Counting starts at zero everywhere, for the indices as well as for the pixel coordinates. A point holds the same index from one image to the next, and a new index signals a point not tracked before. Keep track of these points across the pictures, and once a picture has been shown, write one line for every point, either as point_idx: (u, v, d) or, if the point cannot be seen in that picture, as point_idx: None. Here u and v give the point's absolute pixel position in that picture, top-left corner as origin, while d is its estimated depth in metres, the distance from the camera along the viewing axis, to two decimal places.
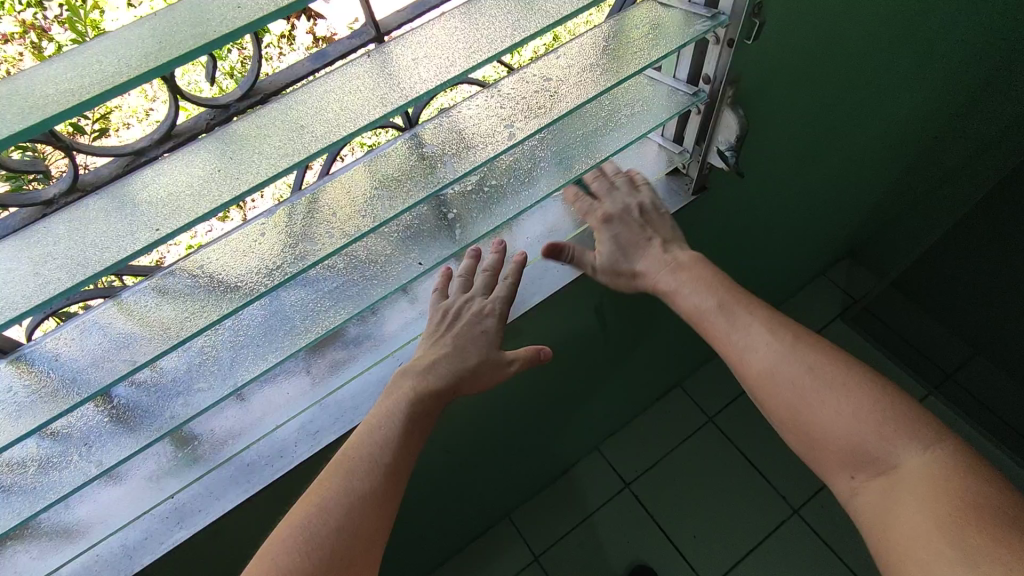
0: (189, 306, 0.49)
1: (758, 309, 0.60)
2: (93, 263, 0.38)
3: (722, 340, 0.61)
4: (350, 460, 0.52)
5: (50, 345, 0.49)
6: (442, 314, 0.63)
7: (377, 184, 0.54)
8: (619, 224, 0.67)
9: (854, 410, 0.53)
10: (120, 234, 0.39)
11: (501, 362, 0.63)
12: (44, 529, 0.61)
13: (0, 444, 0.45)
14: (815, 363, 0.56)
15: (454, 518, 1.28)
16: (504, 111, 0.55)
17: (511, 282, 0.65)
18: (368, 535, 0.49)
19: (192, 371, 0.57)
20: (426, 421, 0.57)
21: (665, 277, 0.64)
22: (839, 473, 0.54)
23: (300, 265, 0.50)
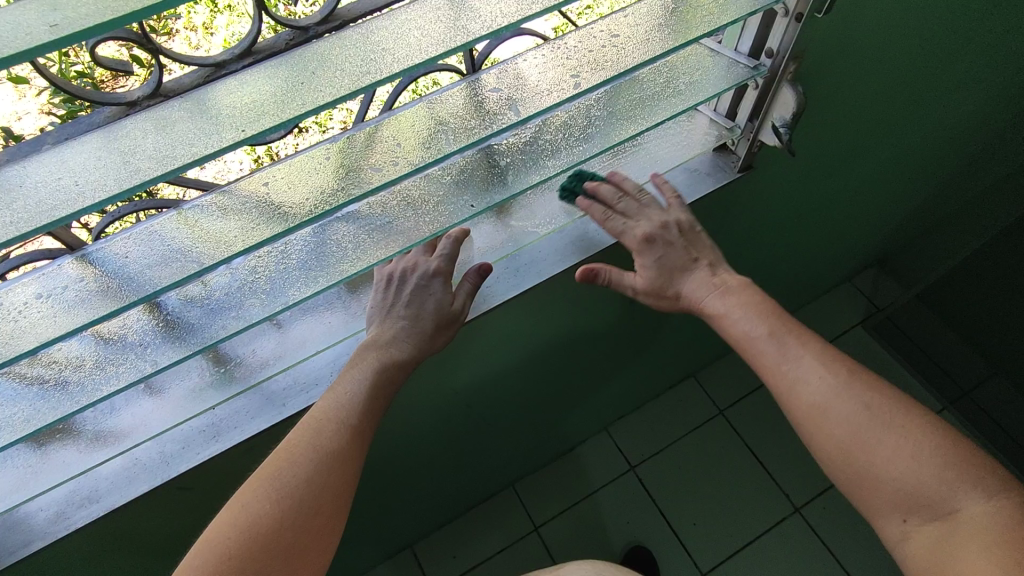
0: (252, 220, 0.51)
1: (811, 342, 0.62)
2: (180, 156, 0.40)
3: (773, 371, 0.62)
4: (316, 421, 0.55)
5: (116, 247, 0.51)
6: (387, 281, 0.65)
7: (441, 122, 0.56)
8: (663, 244, 0.67)
9: (918, 452, 0.55)
10: (206, 132, 0.41)
11: (456, 317, 0.64)
12: (96, 426, 0.64)
13: (68, 329, 0.48)
14: (870, 401, 0.58)
15: (461, 478, 1.31)
16: (569, 61, 0.56)
17: (453, 240, 0.65)
18: (339, 486, 0.53)
19: (242, 289, 0.59)
20: (389, 388, 0.60)
21: (714, 300, 0.66)
22: (889, 516, 0.56)
23: (366, 188, 0.52)
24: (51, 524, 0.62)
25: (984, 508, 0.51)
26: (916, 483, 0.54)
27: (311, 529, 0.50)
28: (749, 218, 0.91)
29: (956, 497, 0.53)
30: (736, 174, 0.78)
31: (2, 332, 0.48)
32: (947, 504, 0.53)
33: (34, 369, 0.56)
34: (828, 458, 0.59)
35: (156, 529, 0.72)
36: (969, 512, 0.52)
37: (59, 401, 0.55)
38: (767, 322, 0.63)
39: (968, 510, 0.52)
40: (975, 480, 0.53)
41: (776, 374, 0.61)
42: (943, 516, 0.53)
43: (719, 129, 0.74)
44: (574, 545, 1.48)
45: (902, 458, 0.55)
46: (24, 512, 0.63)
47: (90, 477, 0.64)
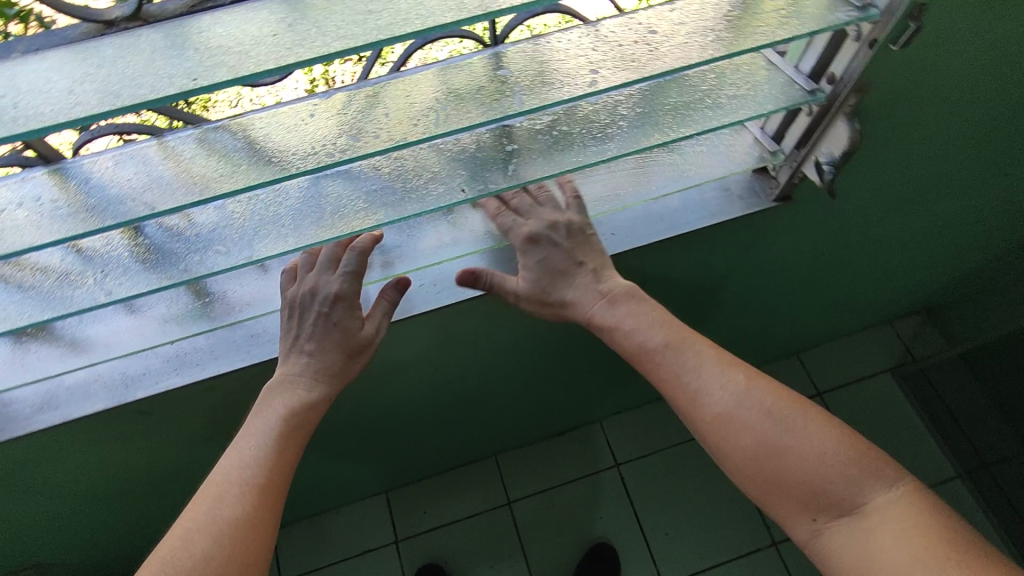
0: (224, 166, 0.49)
1: (707, 353, 0.64)
2: (124, 97, 0.37)
3: (675, 385, 0.63)
4: (217, 489, 0.57)
5: (87, 166, 0.50)
6: (291, 307, 0.64)
7: (444, 95, 0.51)
8: (547, 246, 0.66)
9: (825, 452, 0.59)
10: (160, 74, 0.38)
11: (369, 341, 0.66)
12: (66, 335, 0.64)
13: (21, 246, 0.47)
14: (771, 406, 0.61)
15: (447, 436, 1.38)
16: (594, 54, 0.50)
17: (360, 253, 0.63)
18: (250, 536, 0.55)
19: (217, 231, 0.58)
20: (307, 416, 0.63)
21: (604, 311, 0.67)
22: (801, 516, 0.59)
23: (341, 156, 0.49)
24: (13, 420, 0.64)
25: (887, 499, 0.57)
26: (821, 482, 0.58)
27: (245, 553, 0.54)
28: (781, 248, 0.85)
29: (860, 492, 0.58)
30: (771, 202, 0.71)
31: None
32: (855, 499, 0.58)
33: (12, 271, 0.58)
34: (743, 466, 0.61)
35: (122, 443, 0.74)
36: (874, 505, 0.57)
37: (24, 307, 0.56)
38: (664, 333, 0.65)
39: (874, 502, 0.57)
40: (875, 472, 0.58)
41: (678, 385, 0.63)
42: (852, 510, 0.57)
43: (761, 150, 0.67)
44: (542, 525, 1.55)
45: (811, 460, 0.59)
46: None
47: (57, 383, 0.65)
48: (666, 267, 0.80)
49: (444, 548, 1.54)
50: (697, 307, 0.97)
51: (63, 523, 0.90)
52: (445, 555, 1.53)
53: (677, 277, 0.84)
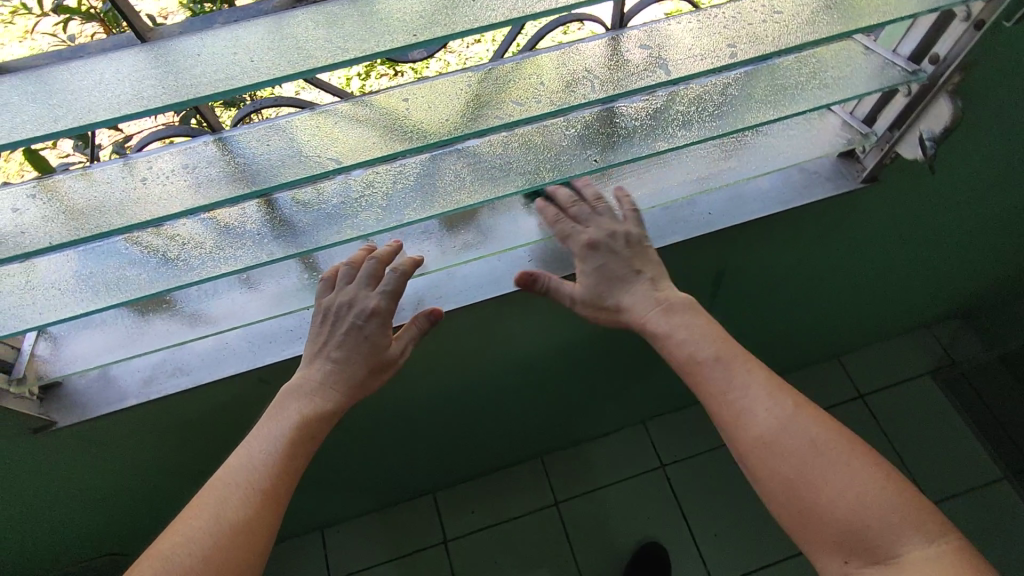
0: (394, 129, 0.53)
1: (759, 371, 0.57)
2: (354, 51, 0.41)
3: (717, 397, 0.57)
4: (222, 486, 0.57)
5: (249, 136, 0.54)
6: (324, 317, 0.64)
7: (589, 69, 0.55)
8: (606, 252, 0.64)
9: (862, 492, 0.52)
10: (381, 33, 0.41)
11: (392, 362, 0.67)
12: (188, 307, 0.67)
13: (208, 202, 0.51)
14: (817, 437, 0.54)
15: (498, 433, 1.39)
16: (725, 31, 0.54)
17: (400, 275, 0.65)
18: (242, 543, 0.55)
19: (361, 200, 0.61)
20: (310, 443, 0.62)
21: (656, 319, 0.61)
22: (829, 556, 0.52)
23: (508, 118, 0.53)
24: (143, 387, 0.66)
25: (922, 553, 0.49)
26: (859, 523, 0.51)
27: None
28: (851, 236, 0.87)
29: (897, 542, 0.50)
30: (858, 183, 0.74)
31: (140, 197, 0.51)
32: (890, 548, 0.50)
33: (152, 239, 0.60)
34: (773, 494, 0.54)
35: (221, 417, 0.76)
36: (909, 556, 0.50)
37: (170, 274, 0.58)
38: (717, 345, 0.59)
39: (908, 554, 0.50)
40: (916, 523, 0.51)
41: (723, 403, 0.57)
42: (883, 560, 0.50)
43: (852, 133, 0.70)
44: (591, 527, 1.54)
45: (850, 495, 0.52)
46: (116, 373, 0.67)
47: (180, 351, 0.68)
48: (741, 250, 0.82)
49: (493, 548, 1.53)
50: (760, 295, 0.98)
51: (134, 506, 0.90)
52: (495, 555, 1.53)
53: (749, 262, 0.86)
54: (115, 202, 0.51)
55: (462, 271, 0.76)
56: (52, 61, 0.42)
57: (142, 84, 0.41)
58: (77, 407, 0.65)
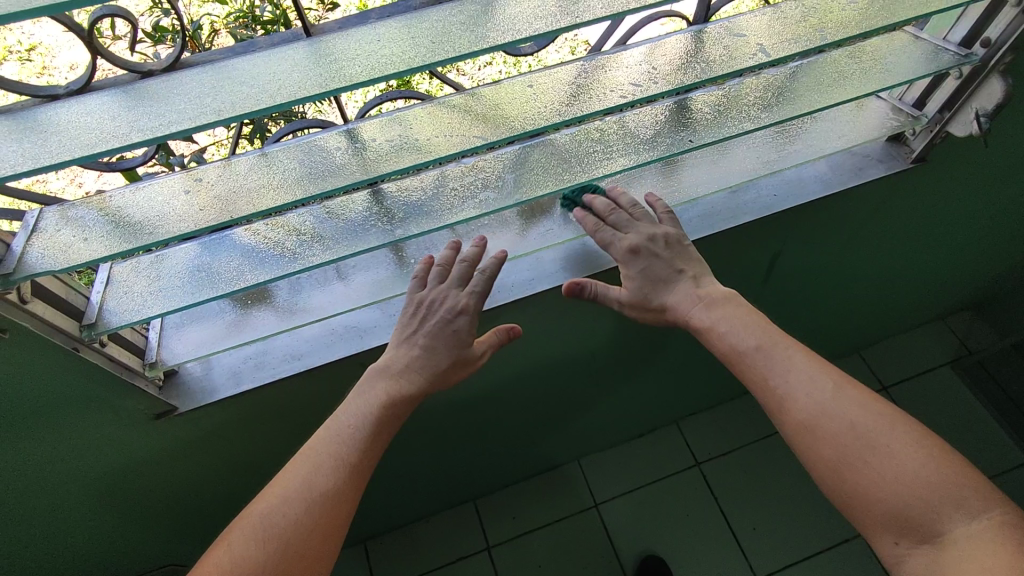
0: (520, 112, 0.56)
1: (806, 359, 0.59)
2: (521, 30, 0.44)
3: (764, 389, 0.59)
4: (313, 455, 0.55)
5: (364, 130, 0.55)
6: (414, 308, 0.62)
7: (690, 55, 0.58)
8: (648, 255, 0.65)
9: (900, 471, 0.52)
10: (541, 15, 0.44)
11: (473, 361, 0.62)
12: (291, 296, 0.69)
13: (345, 184, 0.52)
14: (857, 420, 0.55)
15: (535, 436, 1.34)
16: (811, 18, 0.58)
17: (487, 276, 0.62)
18: (325, 518, 0.52)
19: (472, 184, 0.63)
20: (394, 422, 0.59)
21: (699, 313, 0.63)
22: (882, 535, 0.52)
23: (627, 98, 0.56)
24: (230, 379, 0.69)
25: (974, 531, 0.49)
26: (903, 504, 0.51)
27: (305, 553, 0.50)
28: (890, 215, 0.91)
29: (942, 521, 0.50)
30: (908, 164, 0.80)
31: (274, 184, 0.52)
32: (935, 527, 0.50)
33: (264, 231, 0.61)
34: (823, 476, 0.55)
35: (291, 407, 0.75)
36: (959, 536, 0.49)
37: (282, 264, 0.59)
38: (757, 335, 0.60)
39: (957, 534, 0.49)
40: (960, 498, 0.50)
41: (766, 390, 0.59)
42: (932, 539, 0.50)
43: (903, 116, 0.76)
44: (634, 526, 1.47)
45: (888, 478, 0.52)
46: (207, 367, 0.69)
47: (268, 344, 0.70)
48: (793, 228, 0.85)
49: (534, 554, 1.46)
50: (804, 276, 1.00)
51: (194, 507, 0.88)
52: (538, 559, 1.45)
53: (797, 241, 0.89)
54: (248, 191, 0.51)
55: (546, 255, 0.79)
56: (230, 54, 0.46)
57: (309, 73, 0.43)
58: (195, 391, 0.68)
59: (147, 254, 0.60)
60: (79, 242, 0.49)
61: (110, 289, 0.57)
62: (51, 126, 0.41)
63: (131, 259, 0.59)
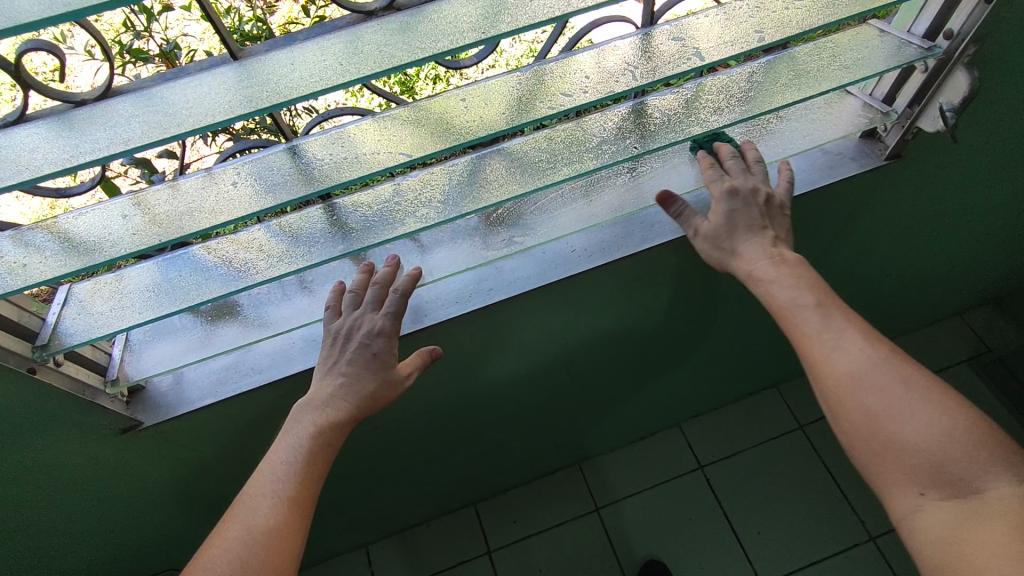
0: (452, 125, 0.55)
1: (857, 321, 0.56)
2: (426, 49, 0.44)
3: (806, 339, 0.56)
4: (251, 498, 0.55)
5: (302, 148, 0.55)
6: (334, 337, 0.62)
7: (629, 61, 0.57)
8: (740, 202, 0.62)
9: (950, 428, 0.51)
10: (450, 32, 0.45)
11: (401, 382, 0.63)
12: (252, 310, 0.70)
13: (275, 204, 0.52)
14: (910, 375, 0.53)
15: (530, 442, 1.32)
16: (752, 19, 0.57)
17: (400, 294, 0.63)
18: (275, 554, 0.52)
19: (419, 196, 0.63)
20: (328, 451, 0.59)
21: (765, 266, 0.59)
22: (906, 488, 0.51)
23: (555, 108, 0.55)
24: (197, 392, 0.70)
25: (1013, 489, 0.48)
26: (941, 458, 0.50)
27: None
28: (877, 209, 0.87)
29: (982, 477, 0.49)
30: (882, 161, 0.77)
31: (207, 205, 0.53)
32: (973, 483, 0.49)
33: (218, 247, 0.62)
34: (854, 430, 0.54)
35: (260, 417, 0.76)
36: (995, 491, 0.48)
37: (230, 280, 0.60)
38: (817, 294, 0.57)
39: (994, 490, 0.48)
40: (1008, 461, 0.49)
41: (809, 341, 0.56)
42: (966, 494, 0.49)
43: (873, 113, 0.73)
44: (635, 531, 1.45)
45: (934, 430, 0.51)
46: (176, 379, 0.71)
47: (235, 357, 0.72)
48: None
49: (535, 558, 1.44)
50: None
51: (177, 514, 0.90)
52: (539, 564, 1.43)
53: None
54: (184, 213, 0.53)
55: (509, 264, 0.79)
56: (158, 81, 0.46)
57: (222, 99, 0.44)
58: (160, 406, 0.69)
59: (106, 274, 0.61)
60: (23, 265, 0.51)
61: (67, 308, 0.59)
62: None
63: (90, 278, 0.61)
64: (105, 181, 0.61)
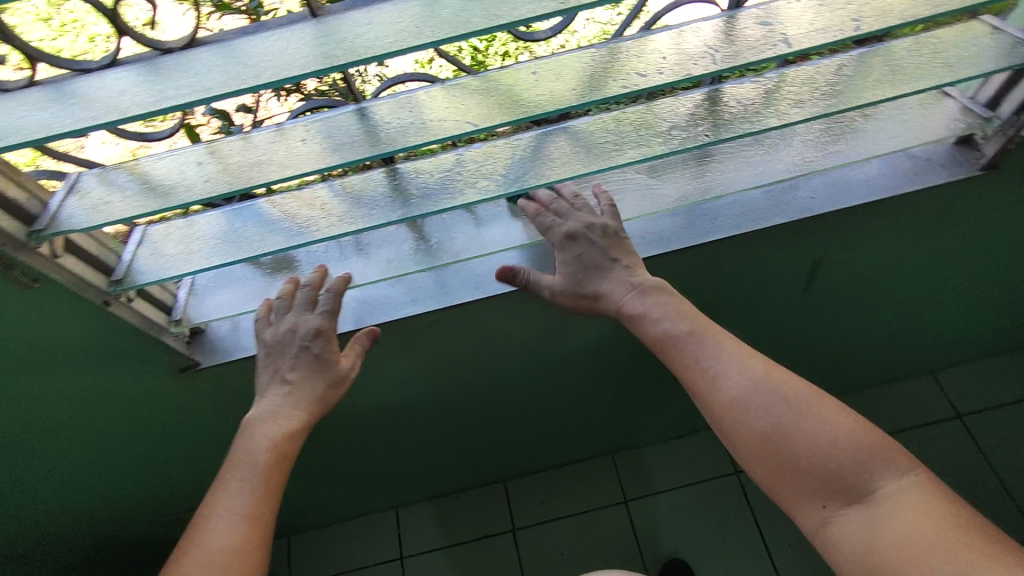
0: (520, 97, 0.54)
1: (701, 331, 0.60)
2: (503, 17, 0.44)
3: (690, 369, 0.59)
4: (206, 524, 0.53)
5: (371, 111, 0.56)
6: (271, 347, 0.62)
7: (712, 44, 0.55)
8: (584, 242, 0.65)
9: (834, 439, 0.52)
10: (530, 1, 0.44)
11: (345, 378, 0.63)
12: (311, 266, 0.72)
13: (339, 163, 0.53)
14: (789, 392, 0.55)
15: (563, 426, 1.31)
16: (851, 6, 0.53)
17: (334, 293, 0.63)
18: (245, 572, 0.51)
19: (482, 168, 0.63)
20: (284, 460, 0.58)
21: (631, 301, 0.63)
22: (810, 502, 0.53)
23: (628, 88, 0.53)
24: (252, 338, 0.73)
25: (898, 487, 0.50)
26: (831, 466, 0.52)
27: None
28: (960, 223, 0.81)
29: (870, 477, 0.51)
30: (975, 171, 0.72)
31: (277, 159, 0.54)
32: (862, 485, 0.51)
33: (282, 201, 0.64)
34: (755, 453, 0.55)
35: None
36: (885, 491, 0.50)
37: (290, 235, 0.62)
38: (688, 322, 0.61)
39: (885, 488, 0.50)
40: (886, 459, 0.52)
41: (696, 372, 0.59)
42: (863, 498, 0.51)
43: (974, 117, 0.69)
44: (661, 528, 1.43)
45: (821, 442, 0.52)
46: (234, 325, 0.74)
47: None
48: (841, 230, 0.78)
49: (558, 541, 1.45)
50: (857, 283, 0.92)
51: (222, 453, 0.94)
52: (560, 547, 1.44)
53: (848, 243, 0.81)
54: (256, 164, 0.54)
55: None
56: (240, 33, 0.47)
57: (298, 56, 0.44)
58: (217, 349, 0.73)
59: (178, 218, 0.64)
60: (104, 203, 0.54)
61: (141, 248, 0.62)
62: (75, 98, 0.45)
63: (164, 221, 0.64)
64: (186, 130, 0.64)
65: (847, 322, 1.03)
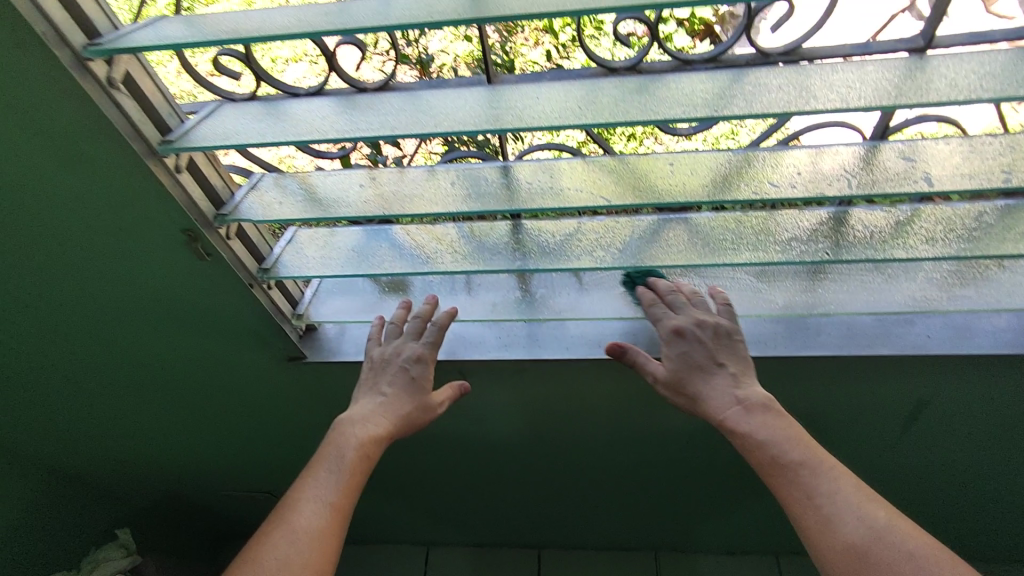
0: (652, 184, 0.58)
1: (822, 460, 0.56)
2: (656, 112, 0.48)
3: (801, 507, 0.54)
4: (295, 502, 0.58)
5: (514, 170, 0.62)
6: (376, 361, 0.68)
7: (849, 169, 0.56)
8: (691, 340, 0.64)
9: None
10: (683, 103, 0.48)
11: (432, 408, 0.68)
12: (422, 293, 0.78)
13: (476, 209, 0.59)
14: (915, 548, 0.50)
15: (615, 509, 1.28)
16: (1003, 158, 0.54)
17: (438, 327, 0.69)
18: (320, 555, 0.55)
19: (600, 239, 0.67)
20: (368, 464, 0.62)
21: (744, 419, 0.59)
22: None
23: (759, 195, 0.56)
24: (355, 346, 0.80)
25: None
26: None
27: None
28: None
29: None
30: None
31: (424, 195, 0.61)
32: None
33: (414, 232, 0.71)
34: None
35: None
36: None
37: (414, 262, 0.68)
38: (802, 452, 0.56)
39: None
40: None
41: (807, 510, 0.54)
42: None
43: None
44: None
45: None
46: (342, 330, 0.81)
47: None
48: (957, 376, 0.74)
49: None
50: (966, 436, 0.85)
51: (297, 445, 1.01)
52: None
53: (963, 391, 0.76)
54: (405, 196, 0.61)
55: None
56: (426, 87, 0.55)
57: (471, 114, 0.51)
58: (324, 348, 0.80)
59: (324, 228, 0.73)
60: (275, 203, 0.62)
61: (289, 247, 0.72)
62: (284, 116, 0.54)
63: (312, 227, 0.73)
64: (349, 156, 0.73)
65: (948, 476, 0.95)
